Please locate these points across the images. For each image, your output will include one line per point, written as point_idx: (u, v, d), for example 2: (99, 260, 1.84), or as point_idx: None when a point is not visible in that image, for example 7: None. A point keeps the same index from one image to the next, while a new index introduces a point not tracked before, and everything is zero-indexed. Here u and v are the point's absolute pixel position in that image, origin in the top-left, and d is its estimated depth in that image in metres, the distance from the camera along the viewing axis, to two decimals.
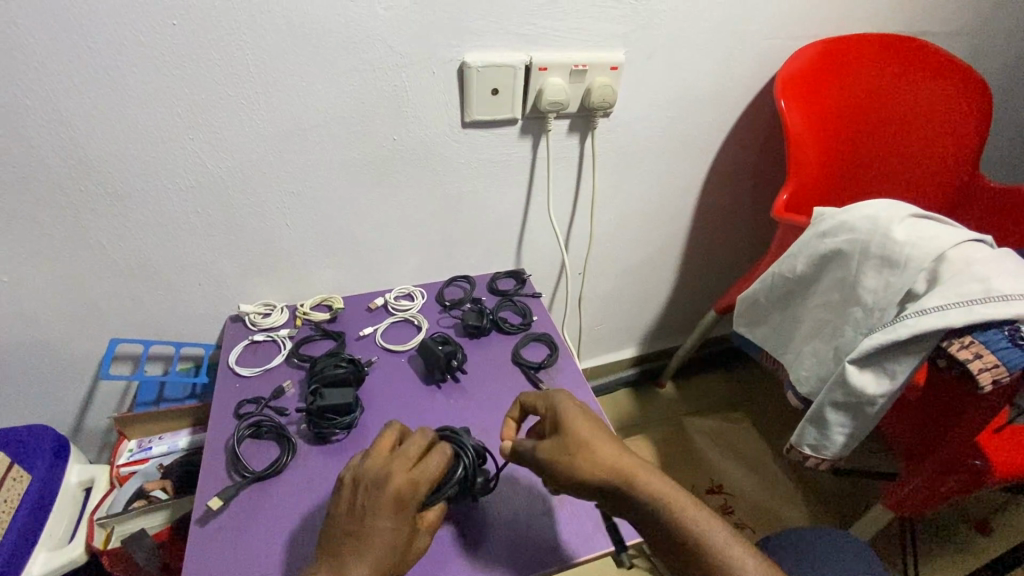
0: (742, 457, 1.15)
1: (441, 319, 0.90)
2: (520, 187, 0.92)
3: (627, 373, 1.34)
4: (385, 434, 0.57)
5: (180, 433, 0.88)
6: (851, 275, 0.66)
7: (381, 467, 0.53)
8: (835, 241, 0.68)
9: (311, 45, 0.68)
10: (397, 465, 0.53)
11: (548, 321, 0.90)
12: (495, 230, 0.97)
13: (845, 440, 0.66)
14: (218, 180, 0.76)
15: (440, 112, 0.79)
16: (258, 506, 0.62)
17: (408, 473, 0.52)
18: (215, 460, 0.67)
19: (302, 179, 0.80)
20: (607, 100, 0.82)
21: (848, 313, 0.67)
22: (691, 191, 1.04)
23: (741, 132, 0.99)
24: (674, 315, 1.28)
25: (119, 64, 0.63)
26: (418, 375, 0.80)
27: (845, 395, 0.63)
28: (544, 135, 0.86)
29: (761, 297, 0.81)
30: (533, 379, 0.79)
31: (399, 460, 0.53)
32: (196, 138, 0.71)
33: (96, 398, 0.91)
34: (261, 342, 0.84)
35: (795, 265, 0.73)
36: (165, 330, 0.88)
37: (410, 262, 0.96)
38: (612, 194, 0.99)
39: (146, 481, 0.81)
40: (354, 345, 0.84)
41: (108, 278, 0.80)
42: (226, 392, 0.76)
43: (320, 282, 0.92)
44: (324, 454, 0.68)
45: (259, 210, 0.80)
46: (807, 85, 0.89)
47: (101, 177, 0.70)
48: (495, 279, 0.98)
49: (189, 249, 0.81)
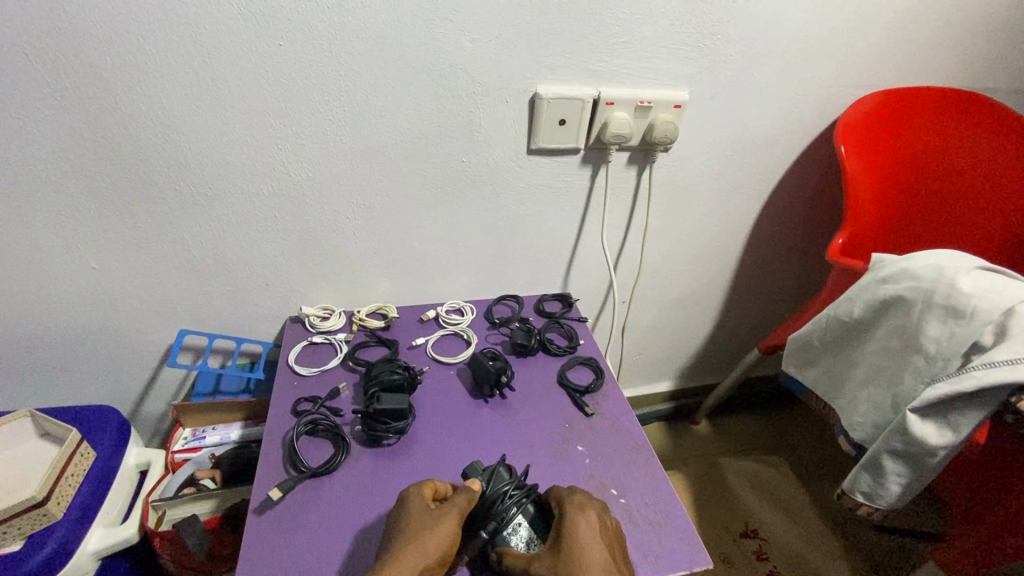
0: (779, 502, 1.13)
1: (489, 335, 0.93)
2: (575, 214, 0.95)
3: (662, 407, 1.33)
4: (460, 493, 0.61)
5: (233, 425, 0.91)
6: (913, 322, 0.66)
7: (416, 504, 0.60)
8: (895, 288, 0.68)
9: (398, 69, 0.73)
10: (412, 514, 0.58)
11: (594, 346, 0.91)
12: (546, 254, 0.99)
13: (901, 490, 0.64)
14: (299, 190, 0.81)
15: (510, 138, 0.83)
16: (313, 501, 0.65)
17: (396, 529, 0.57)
18: (273, 452, 0.70)
19: (373, 194, 0.84)
20: (669, 136, 0.85)
21: (908, 361, 0.66)
22: (741, 228, 1.05)
23: (797, 174, 1.00)
24: (713, 352, 1.27)
25: (227, 77, 0.69)
26: (467, 388, 0.82)
27: (904, 444, 0.62)
28: (603, 165, 0.89)
29: (814, 339, 0.80)
30: (579, 403, 0.80)
31: (420, 527, 0.57)
32: (284, 148, 0.77)
33: (158, 383, 0.96)
34: (318, 345, 0.88)
35: (852, 309, 0.73)
36: (228, 325, 0.93)
37: (463, 278, 0.99)
38: (664, 227, 1.01)
39: (197, 469, 0.86)
40: (406, 353, 0.87)
41: (185, 273, 0.85)
42: (285, 388, 0.79)
43: (375, 292, 0.97)
44: (375, 457, 0.71)
45: (329, 219, 0.85)
46: (868, 138, 0.90)
47: (194, 177, 0.76)
48: (542, 300, 1.00)
49: (262, 251, 0.86)
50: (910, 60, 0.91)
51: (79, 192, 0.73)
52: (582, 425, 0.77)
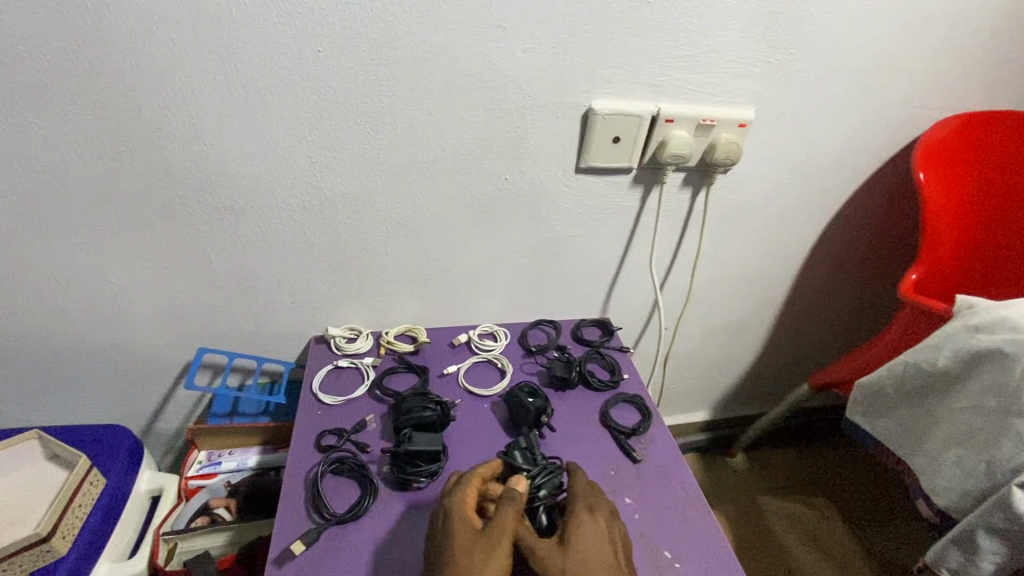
0: (827, 551, 1.06)
1: (525, 364, 0.86)
2: (622, 236, 0.88)
3: (696, 437, 1.25)
4: (506, 505, 0.54)
5: (250, 451, 0.86)
6: (1017, 381, 0.58)
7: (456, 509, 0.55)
8: (994, 339, 0.60)
9: (443, 79, 0.67)
10: (457, 527, 0.53)
11: (638, 381, 0.84)
12: (586, 276, 0.93)
13: (995, 570, 0.58)
14: (330, 205, 0.75)
15: (559, 155, 0.76)
16: (336, 552, 0.59)
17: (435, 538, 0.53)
18: (295, 494, 0.64)
19: (408, 211, 0.78)
20: (730, 157, 0.78)
21: (1008, 425, 0.59)
22: (796, 255, 0.98)
23: (862, 200, 0.92)
24: (755, 382, 1.20)
25: (259, 83, 0.64)
26: (502, 425, 0.76)
27: (1006, 521, 0.55)
28: (656, 187, 0.82)
29: (888, 387, 0.72)
30: (625, 447, 0.73)
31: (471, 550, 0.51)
32: (317, 161, 0.71)
33: (174, 401, 0.91)
34: (343, 369, 0.82)
35: (936, 359, 0.65)
36: (248, 343, 0.88)
37: (497, 300, 0.93)
38: (715, 252, 0.94)
39: (212, 497, 0.81)
40: (436, 383, 0.81)
41: (206, 288, 0.80)
42: (309, 418, 0.74)
43: (404, 313, 0.91)
44: (403, 503, 0.64)
45: (360, 238, 0.80)
46: (945, 164, 0.82)
47: (221, 192, 0.71)
48: (580, 327, 0.94)
49: (288, 268, 0.81)
50: (999, 80, 0.83)
51: (98, 202, 0.68)
52: (629, 474, 0.70)
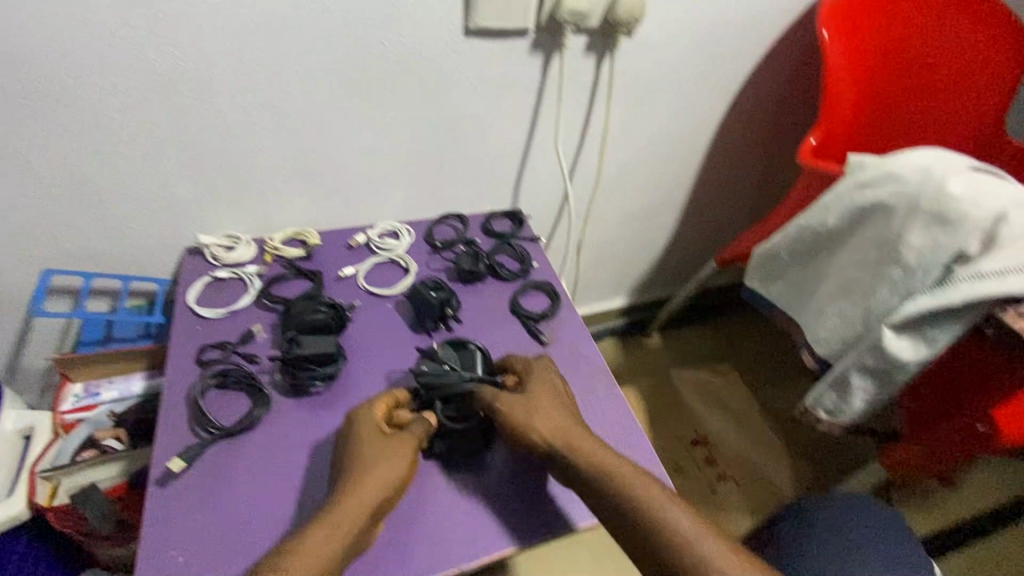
0: (728, 410, 1.16)
1: (431, 261, 0.81)
2: (525, 114, 0.81)
3: (616, 323, 1.29)
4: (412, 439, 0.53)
5: (134, 378, 0.78)
6: (894, 231, 0.60)
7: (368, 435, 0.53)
8: (877, 192, 0.62)
9: None
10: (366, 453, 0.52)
11: (549, 268, 0.82)
12: (491, 163, 0.86)
13: (864, 405, 0.65)
14: (173, 83, 0.63)
15: (443, 14, 0.67)
16: (229, 464, 0.55)
17: (373, 476, 0.50)
18: (176, 412, 0.59)
19: (273, 89, 0.67)
20: (633, 14, 0.71)
21: (884, 273, 0.62)
22: (706, 130, 0.95)
23: (768, 66, 0.90)
24: (670, 266, 1.23)
25: None
26: (406, 323, 0.72)
27: (875, 360, 0.61)
28: (556, 54, 0.75)
29: (783, 251, 0.74)
30: (533, 332, 0.72)
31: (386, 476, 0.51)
32: (145, 22, 0.58)
33: (31, 335, 0.80)
34: (224, 281, 0.73)
35: (826, 218, 0.67)
36: (103, 262, 0.75)
37: (396, 196, 0.85)
38: (624, 130, 0.89)
39: (95, 429, 0.73)
40: (333, 287, 0.75)
41: (34, 196, 0.67)
42: (186, 335, 0.67)
43: (291, 215, 0.81)
44: (299, 409, 0.61)
45: (218, 127, 0.68)
46: (847, 22, 0.80)
47: (24, 65, 0.57)
48: (488, 219, 0.88)
49: (135, 166, 0.68)
50: None
51: None
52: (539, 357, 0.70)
